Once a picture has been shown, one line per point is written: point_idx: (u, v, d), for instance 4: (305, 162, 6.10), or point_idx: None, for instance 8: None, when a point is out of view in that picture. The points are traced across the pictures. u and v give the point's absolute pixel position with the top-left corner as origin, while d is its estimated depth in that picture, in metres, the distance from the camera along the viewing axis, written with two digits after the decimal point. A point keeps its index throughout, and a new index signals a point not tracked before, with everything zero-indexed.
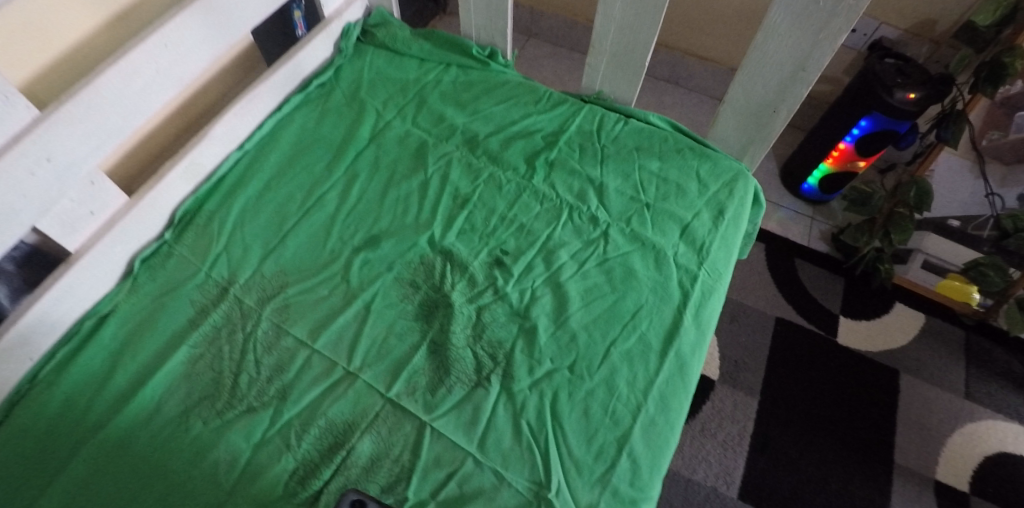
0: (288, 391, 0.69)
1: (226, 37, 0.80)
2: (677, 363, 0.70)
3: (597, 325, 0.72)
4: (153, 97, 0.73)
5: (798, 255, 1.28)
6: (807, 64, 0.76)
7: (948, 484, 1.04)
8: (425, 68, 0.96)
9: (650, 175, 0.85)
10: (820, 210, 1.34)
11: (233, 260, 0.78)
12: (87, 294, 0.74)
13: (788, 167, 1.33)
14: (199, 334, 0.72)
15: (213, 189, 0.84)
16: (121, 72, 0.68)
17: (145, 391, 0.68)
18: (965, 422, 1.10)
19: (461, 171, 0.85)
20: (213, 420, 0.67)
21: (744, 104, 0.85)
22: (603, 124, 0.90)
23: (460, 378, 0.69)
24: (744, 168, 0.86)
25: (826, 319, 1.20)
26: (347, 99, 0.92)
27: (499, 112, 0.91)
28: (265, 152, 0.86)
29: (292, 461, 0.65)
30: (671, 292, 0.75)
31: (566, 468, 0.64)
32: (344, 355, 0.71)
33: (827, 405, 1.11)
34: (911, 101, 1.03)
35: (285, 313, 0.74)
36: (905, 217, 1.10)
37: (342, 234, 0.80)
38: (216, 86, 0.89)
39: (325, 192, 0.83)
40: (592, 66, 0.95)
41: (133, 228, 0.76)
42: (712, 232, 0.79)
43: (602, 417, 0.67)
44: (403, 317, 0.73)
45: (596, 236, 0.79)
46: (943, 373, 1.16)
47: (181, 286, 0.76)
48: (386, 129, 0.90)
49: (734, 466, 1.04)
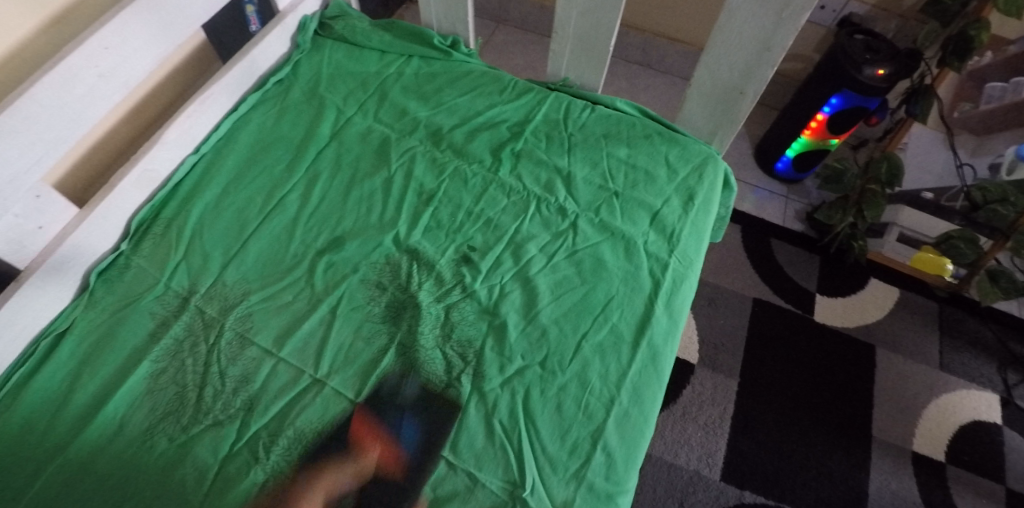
0: (254, 402, 0.67)
1: (172, 36, 0.76)
2: (650, 353, 0.70)
3: (568, 318, 0.71)
4: (98, 103, 0.70)
5: (773, 235, 1.28)
6: (771, 44, 0.75)
7: (925, 455, 1.06)
8: (386, 61, 0.93)
9: (618, 162, 0.83)
10: (794, 188, 1.34)
11: (193, 269, 0.75)
12: (41, 311, 0.71)
13: (762, 147, 1.32)
14: (161, 348, 0.70)
15: (170, 196, 0.81)
16: (60, 78, 0.65)
17: (107, 409, 0.66)
18: (940, 393, 1.12)
19: (426, 166, 0.83)
20: (178, 436, 0.65)
21: (711, 86, 0.84)
22: (570, 112, 0.88)
23: (430, 380, 0.68)
24: (713, 152, 0.85)
25: (803, 298, 1.21)
26: (306, 96, 0.90)
27: (463, 103, 0.89)
28: (223, 155, 0.84)
29: (262, 473, 0.63)
30: (642, 282, 0.74)
31: (540, 466, 0.64)
32: (311, 362, 0.69)
33: (805, 383, 1.12)
34: (880, 77, 1.03)
35: (249, 321, 0.72)
36: (877, 193, 1.10)
37: (305, 237, 0.78)
38: (165, 88, 0.86)
39: (285, 194, 0.81)
40: (556, 53, 0.93)
41: (87, 241, 0.74)
42: (682, 218, 0.78)
43: (575, 412, 0.66)
44: (370, 320, 0.72)
45: (564, 227, 0.78)
46: (918, 346, 1.17)
47: (140, 299, 0.73)
48: (347, 126, 0.87)
49: (715, 449, 1.05)
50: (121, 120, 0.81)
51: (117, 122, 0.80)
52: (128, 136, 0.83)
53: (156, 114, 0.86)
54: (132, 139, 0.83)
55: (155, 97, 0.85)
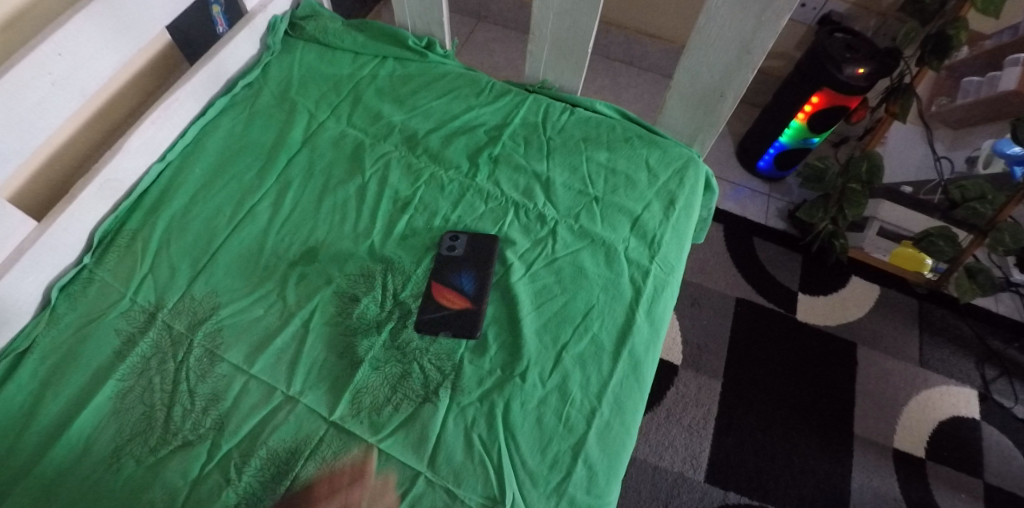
0: (225, 421, 0.65)
1: (131, 39, 0.73)
2: (631, 363, 0.69)
3: (548, 328, 0.70)
4: (53, 111, 0.66)
5: (756, 234, 1.27)
6: (751, 46, 0.74)
7: (905, 452, 1.07)
8: (359, 63, 0.91)
9: (598, 166, 0.82)
10: (776, 186, 1.34)
11: (160, 283, 0.73)
12: (0, 329, 0.68)
13: (744, 146, 1.32)
14: (127, 366, 0.67)
15: (135, 206, 0.78)
16: (10, 87, 0.61)
17: (70, 431, 0.64)
18: (920, 390, 1.12)
19: (401, 172, 0.81)
20: (146, 458, 0.63)
21: (691, 88, 0.83)
22: (548, 115, 0.86)
23: (407, 395, 0.66)
24: (693, 154, 0.84)
25: (785, 297, 1.20)
26: (276, 100, 0.87)
27: (439, 107, 0.87)
28: (190, 163, 0.81)
29: (233, 495, 0.61)
30: (623, 289, 0.73)
31: (520, 481, 0.62)
32: (283, 379, 0.67)
33: (788, 383, 1.12)
34: (860, 76, 1.02)
35: (218, 337, 0.69)
36: (857, 192, 1.09)
37: (277, 248, 0.75)
38: (128, 93, 0.82)
39: (256, 203, 0.78)
40: (534, 54, 0.91)
41: (47, 256, 0.71)
42: (663, 224, 0.77)
43: (555, 425, 0.65)
44: (345, 333, 0.70)
45: (543, 234, 0.76)
46: (898, 343, 1.17)
47: (105, 315, 0.71)
48: (320, 131, 0.85)
49: (699, 450, 1.05)
50: (81, 127, 0.77)
51: (76, 130, 0.77)
52: (90, 144, 0.79)
53: (118, 120, 0.83)
54: (94, 147, 0.80)
55: (117, 103, 0.82)
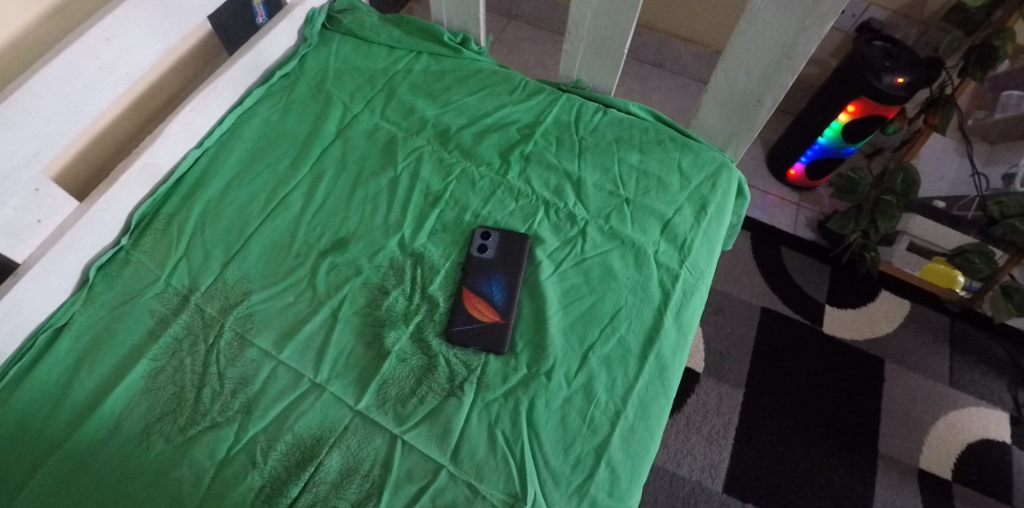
0: (253, 405, 0.66)
1: (176, 27, 0.74)
2: (657, 366, 0.68)
3: (575, 328, 0.70)
4: (98, 95, 0.68)
5: (784, 243, 1.26)
6: (793, 51, 0.73)
7: (931, 472, 1.04)
8: (395, 57, 0.91)
9: (630, 168, 0.81)
10: (806, 196, 1.32)
11: (194, 267, 0.74)
12: (40, 306, 0.70)
13: (774, 153, 1.30)
14: (159, 347, 0.69)
15: (172, 191, 0.79)
16: (59, 69, 0.63)
17: (103, 408, 0.65)
18: (948, 409, 1.10)
19: (433, 167, 0.81)
20: (175, 437, 0.64)
21: (727, 92, 0.82)
22: (581, 115, 0.86)
23: (432, 388, 0.66)
24: (727, 159, 0.83)
25: (811, 308, 1.19)
26: (312, 91, 0.88)
27: (473, 103, 0.87)
28: (226, 150, 0.82)
29: (259, 478, 0.62)
30: (651, 293, 0.72)
31: (542, 479, 0.62)
32: (311, 367, 0.68)
33: (812, 396, 1.10)
34: (899, 86, 1.00)
35: (248, 322, 0.70)
36: (892, 204, 1.07)
37: (309, 237, 0.76)
38: (169, 80, 0.84)
39: (289, 192, 0.79)
40: (569, 53, 0.91)
41: (87, 236, 0.72)
42: (694, 228, 0.77)
43: (579, 425, 0.65)
44: (372, 324, 0.70)
45: (573, 234, 0.76)
46: (928, 361, 1.15)
47: (140, 295, 0.72)
48: (354, 123, 0.85)
49: (719, 459, 1.04)
50: (123, 111, 0.79)
51: (117, 115, 0.78)
52: (130, 128, 0.81)
53: (158, 106, 0.84)
54: (134, 131, 0.82)
55: (158, 89, 0.83)
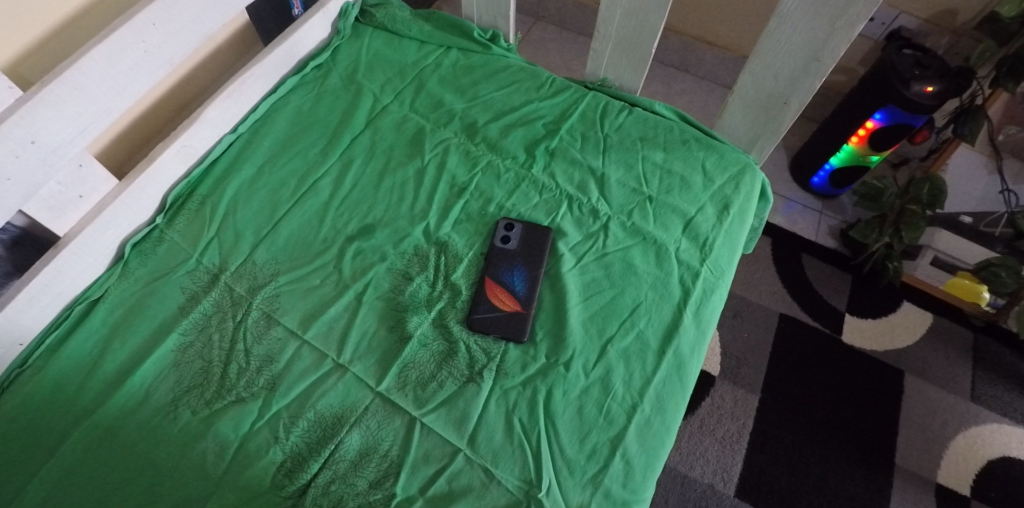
0: (277, 382, 0.67)
1: (218, 15, 0.76)
2: (675, 362, 0.68)
3: (595, 321, 0.70)
4: (142, 78, 0.70)
5: (805, 250, 1.25)
6: (821, 54, 0.73)
7: (948, 488, 1.03)
8: (425, 51, 0.93)
9: (654, 166, 0.82)
10: (829, 204, 1.31)
11: (225, 248, 0.76)
12: (77, 278, 0.73)
13: (798, 159, 1.30)
14: (189, 321, 0.71)
15: (205, 173, 0.82)
16: (107, 51, 0.65)
17: (135, 378, 0.67)
18: (968, 425, 1.08)
19: (459, 158, 0.83)
20: (201, 410, 0.66)
21: (754, 94, 0.82)
22: (607, 112, 0.87)
23: (452, 373, 0.67)
24: (751, 161, 0.83)
25: (831, 317, 1.18)
26: (343, 82, 0.90)
27: (500, 98, 0.88)
28: (259, 136, 0.84)
29: (280, 453, 0.64)
30: (671, 289, 0.73)
31: (557, 467, 0.63)
32: (334, 347, 0.69)
33: (829, 404, 1.09)
34: (928, 95, 1.00)
35: (276, 302, 0.72)
36: (917, 214, 1.07)
37: (336, 222, 0.78)
38: (207, 66, 0.87)
39: (318, 178, 0.81)
40: (597, 51, 0.92)
41: (123, 213, 0.75)
42: (715, 228, 0.77)
43: (596, 417, 0.65)
44: (395, 309, 0.72)
45: (595, 229, 0.77)
46: (949, 375, 1.13)
47: (172, 272, 0.74)
48: (383, 114, 0.87)
49: (731, 463, 1.03)
50: (163, 95, 0.82)
51: (158, 97, 0.81)
52: (170, 112, 0.84)
53: (196, 91, 0.87)
54: (174, 115, 0.85)
55: (196, 76, 0.86)
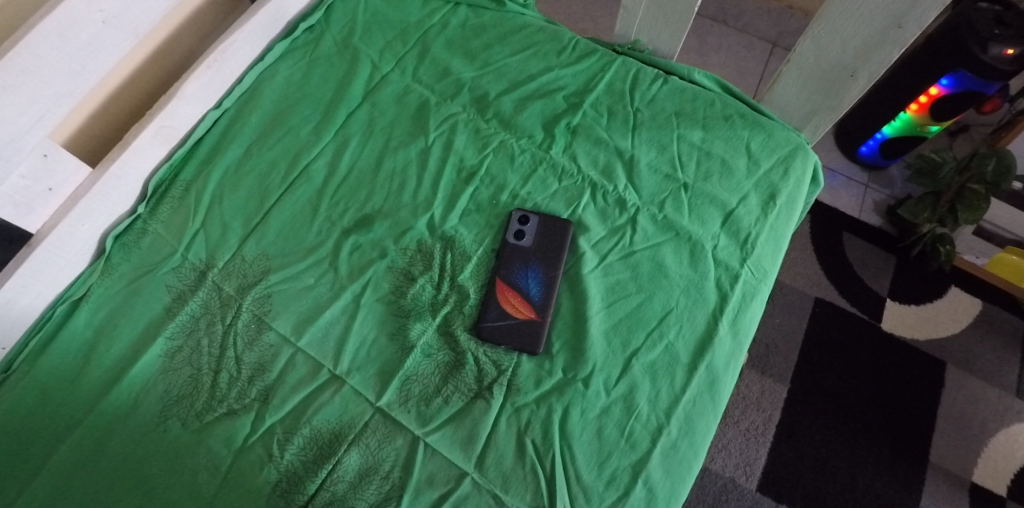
0: (270, 394, 0.62)
1: None
2: (708, 379, 0.61)
3: (619, 331, 0.63)
4: (103, 53, 0.61)
5: (847, 229, 1.15)
6: (905, 19, 0.62)
7: (984, 487, 0.97)
8: (430, 9, 0.82)
9: (690, 147, 0.72)
10: (875, 176, 1.20)
11: (211, 241, 0.69)
12: (55, 277, 0.67)
13: (845, 126, 1.17)
14: (176, 324, 0.65)
15: (190, 155, 0.74)
16: (58, 24, 0.56)
17: (120, 388, 0.62)
18: (1010, 421, 1.01)
19: (468, 137, 0.74)
20: (192, 422, 0.61)
21: (816, 64, 0.71)
22: (638, 82, 0.76)
23: (459, 388, 0.61)
24: (803, 141, 0.73)
25: (871, 302, 1.10)
26: (338, 47, 0.80)
27: (515, 65, 0.78)
28: (247, 111, 0.76)
29: (275, 472, 0.59)
30: (705, 294, 0.64)
31: (573, 494, 0.57)
32: (331, 356, 0.64)
33: (864, 397, 1.02)
34: (1007, 58, 0.89)
35: (267, 303, 0.66)
36: (979, 194, 0.97)
37: (331, 212, 0.70)
38: (190, 32, 0.78)
39: (311, 160, 0.73)
40: (628, 9, 0.81)
41: (100, 205, 0.68)
42: (759, 222, 0.68)
43: (617, 439, 0.59)
44: (397, 314, 0.65)
45: (621, 222, 0.68)
46: (993, 367, 1.06)
47: (156, 269, 0.68)
48: (382, 85, 0.77)
49: (755, 457, 0.98)
50: (136, 69, 0.73)
51: (133, 70, 0.73)
52: (148, 86, 0.76)
53: (178, 58, 0.78)
54: (152, 89, 0.76)
55: (175, 43, 0.77)
